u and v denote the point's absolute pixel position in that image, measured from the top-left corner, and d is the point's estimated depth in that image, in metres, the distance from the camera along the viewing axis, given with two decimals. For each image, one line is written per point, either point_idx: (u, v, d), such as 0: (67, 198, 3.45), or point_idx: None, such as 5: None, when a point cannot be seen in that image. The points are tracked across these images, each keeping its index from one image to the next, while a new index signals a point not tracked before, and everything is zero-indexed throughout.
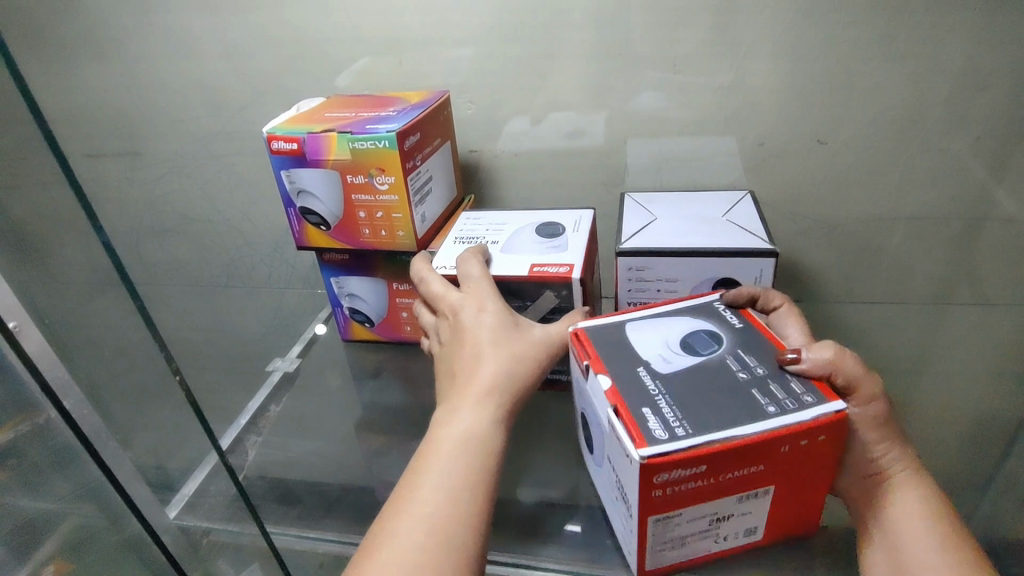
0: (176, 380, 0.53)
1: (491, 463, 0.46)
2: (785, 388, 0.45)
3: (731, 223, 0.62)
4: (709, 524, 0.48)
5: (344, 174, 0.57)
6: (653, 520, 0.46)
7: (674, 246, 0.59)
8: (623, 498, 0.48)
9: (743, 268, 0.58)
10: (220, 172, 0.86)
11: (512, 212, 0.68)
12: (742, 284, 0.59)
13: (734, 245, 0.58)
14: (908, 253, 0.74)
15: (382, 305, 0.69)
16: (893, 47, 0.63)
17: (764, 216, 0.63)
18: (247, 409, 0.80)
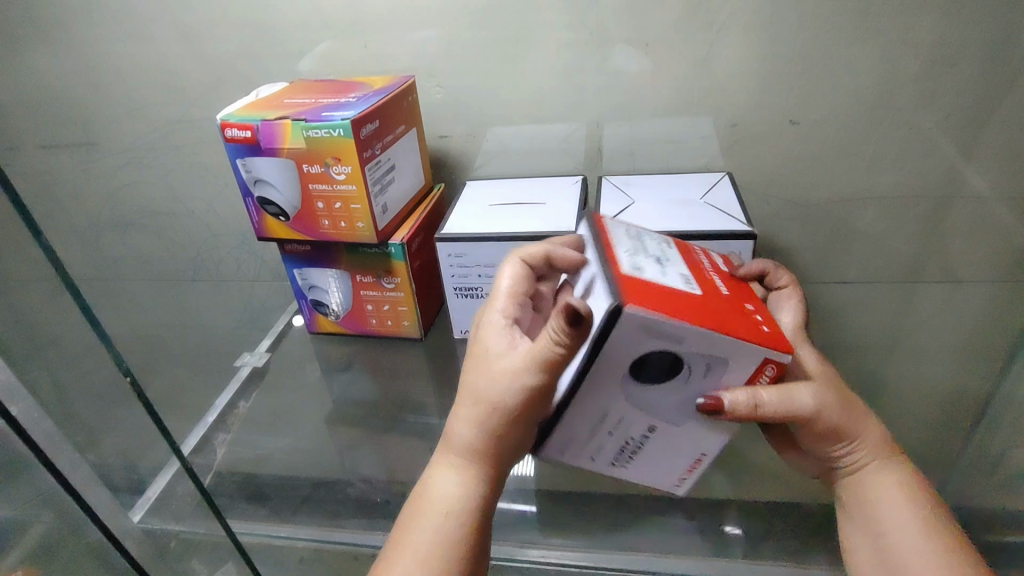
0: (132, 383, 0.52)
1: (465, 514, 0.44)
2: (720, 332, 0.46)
3: (709, 206, 0.61)
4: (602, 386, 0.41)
5: (300, 163, 0.55)
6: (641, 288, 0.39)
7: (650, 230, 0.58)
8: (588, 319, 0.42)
9: (721, 251, 0.57)
10: (183, 163, 0.84)
11: (493, 245, 0.60)
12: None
13: (711, 228, 0.57)
14: (878, 231, 0.74)
15: (346, 297, 0.66)
16: (862, 26, 0.63)
17: (741, 198, 0.63)
18: (215, 406, 0.78)
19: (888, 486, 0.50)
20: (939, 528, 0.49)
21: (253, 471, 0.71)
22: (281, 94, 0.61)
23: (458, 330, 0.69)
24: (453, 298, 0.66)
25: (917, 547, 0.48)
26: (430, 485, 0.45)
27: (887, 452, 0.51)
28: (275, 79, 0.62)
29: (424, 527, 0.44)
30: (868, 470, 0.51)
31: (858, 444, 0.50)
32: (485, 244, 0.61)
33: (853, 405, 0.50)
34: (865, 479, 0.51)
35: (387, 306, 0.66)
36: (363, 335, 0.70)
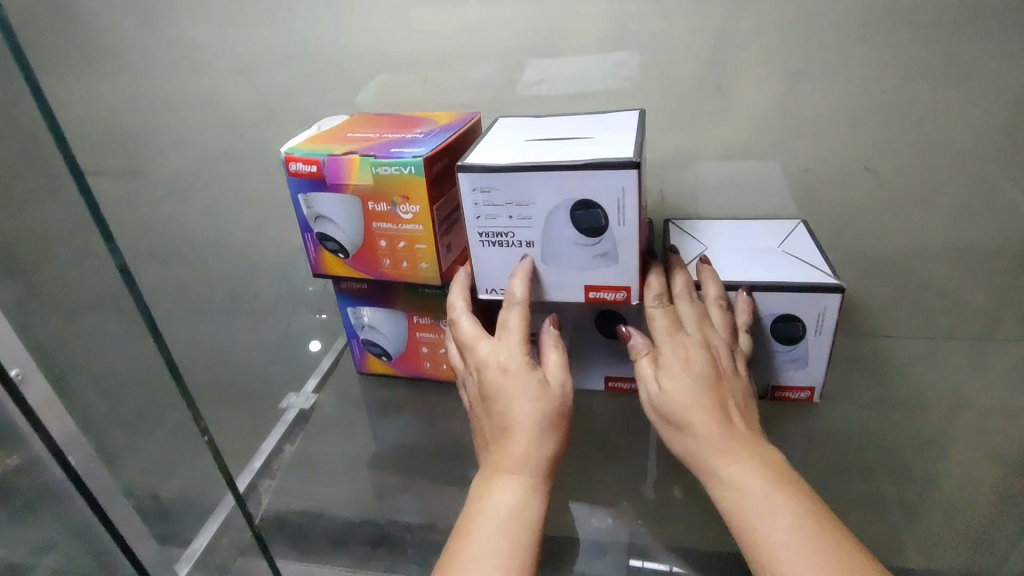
0: (204, 438, 0.64)
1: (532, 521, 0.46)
2: (574, 215, 0.49)
3: (789, 255, 0.58)
4: (499, 221, 0.50)
5: (365, 200, 0.53)
6: (600, 215, 0.48)
7: (730, 279, 0.55)
8: (526, 213, 0.50)
9: (805, 304, 0.54)
10: (227, 194, 0.82)
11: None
12: (802, 321, 0.55)
13: (798, 279, 0.54)
14: (952, 284, 0.70)
15: (401, 339, 0.63)
16: (943, 74, 0.60)
17: (822, 249, 0.60)
18: (261, 451, 0.76)
19: (734, 481, 0.45)
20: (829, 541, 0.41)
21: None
22: (341, 126, 0.59)
23: None
24: None
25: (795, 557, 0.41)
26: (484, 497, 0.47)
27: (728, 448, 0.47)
28: (336, 112, 0.60)
29: (480, 530, 0.45)
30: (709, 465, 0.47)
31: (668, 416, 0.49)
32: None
33: (692, 393, 0.48)
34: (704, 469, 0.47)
35: (444, 349, 0.63)
36: (414, 378, 0.67)
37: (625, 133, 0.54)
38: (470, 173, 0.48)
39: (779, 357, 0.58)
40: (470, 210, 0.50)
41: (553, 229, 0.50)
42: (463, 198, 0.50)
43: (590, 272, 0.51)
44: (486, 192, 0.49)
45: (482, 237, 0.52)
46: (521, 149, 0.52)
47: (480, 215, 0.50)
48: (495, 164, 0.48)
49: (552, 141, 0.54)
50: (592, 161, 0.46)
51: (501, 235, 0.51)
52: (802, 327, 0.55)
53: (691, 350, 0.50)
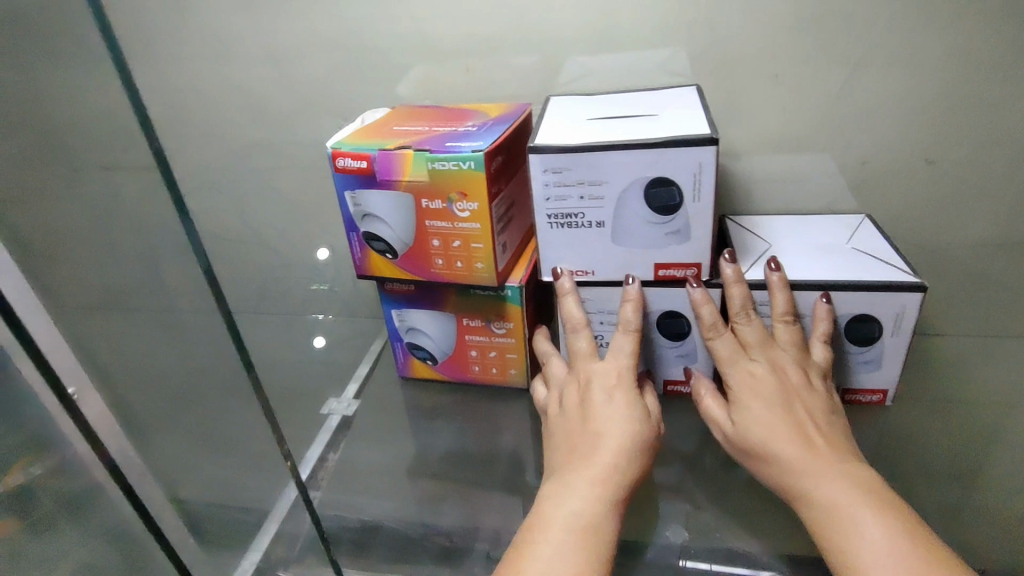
0: (288, 462, 0.67)
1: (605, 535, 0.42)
2: (649, 194, 0.47)
3: (860, 252, 0.56)
4: (570, 202, 0.49)
5: (419, 197, 0.50)
6: (677, 193, 0.47)
7: (804, 277, 0.52)
8: (598, 193, 0.48)
9: (887, 302, 0.51)
10: (254, 191, 0.79)
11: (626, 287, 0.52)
12: (879, 321, 0.52)
13: (875, 277, 0.51)
14: (1013, 280, 0.68)
15: (448, 342, 0.60)
16: (1014, 60, 0.58)
17: (896, 246, 0.57)
18: (306, 460, 0.70)
19: (816, 497, 0.44)
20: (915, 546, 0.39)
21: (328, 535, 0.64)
22: (386, 119, 0.57)
23: None
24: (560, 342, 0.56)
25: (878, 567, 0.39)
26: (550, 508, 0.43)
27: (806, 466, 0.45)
28: (379, 105, 0.58)
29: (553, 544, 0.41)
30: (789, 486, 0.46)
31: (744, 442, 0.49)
32: (616, 286, 0.52)
33: (763, 421, 0.48)
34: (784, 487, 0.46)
35: (494, 353, 0.59)
36: (462, 383, 0.64)
37: (689, 111, 0.51)
38: (543, 154, 0.47)
39: (849, 358, 0.55)
40: (539, 191, 0.49)
41: (627, 209, 0.48)
42: (533, 180, 0.48)
43: (660, 250, 0.50)
44: (557, 172, 0.48)
45: (549, 219, 0.50)
46: (584, 128, 0.50)
47: (550, 196, 0.49)
48: (567, 144, 0.47)
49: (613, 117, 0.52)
50: (670, 138, 0.45)
51: (571, 218, 0.50)
52: (879, 327, 0.52)
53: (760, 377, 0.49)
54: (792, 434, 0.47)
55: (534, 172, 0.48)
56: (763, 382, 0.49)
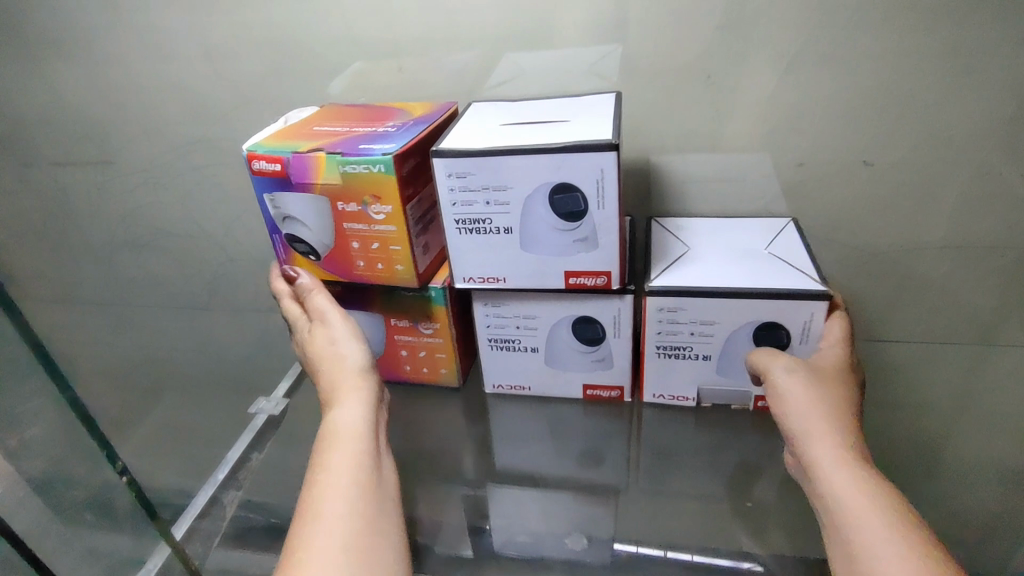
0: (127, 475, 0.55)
1: (363, 485, 0.43)
2: (553, 201, 0.48)
3: (775, 259, 0.57)
4: (477, 208, 0.50)
5: (334, 200, 0.49)
6: (582, 200, 0.48)
7: (713, 285, 0.54)
8: (503, 199, 0.49)
9: (793, 312, 0.52)
10: (199, 185, 0.79)
11: (543, 297, 0.56)
12: (787, 329, 0.54)
13: (781, 286, 0.53)
14: (954, 283, 0.67)
15: (379, 344, 0.61)
16: (949, 60, 0.57)
17: (812, 253, 0.57)
18: (226, 460, 0.71)
19: (839, 481, 0.43)
20: (918, 541, 0.39)
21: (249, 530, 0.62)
22: (308, 118, 0.56)
23: (488, 384, 0.64)
24: (485, 343, 0.61)
25: (883, 549, 0.38)
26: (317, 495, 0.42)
27: (852, 458, 0.45)
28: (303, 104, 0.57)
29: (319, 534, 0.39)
30: (818, 472, 0.45)
31: (795, 430, 0.48)
32: (533, 297, 0.56)
33: (831, 413, 0.48)
34: (814, 470, 0.45)
35: (424, 353, 0.61)
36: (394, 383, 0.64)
37: (602, 118, 0.51)
38: (445, 158, 0.48)
39: None
40: (446, 196, 0.50)
41: (533, 214, 0.49)
42: (438, 184, 0.49)
43: (569, 257, 0.51)
44: (461, 176, 0.48)
45: (458, 224, 0.51)
46: (494, 132, 0.51)
47: (456, 200, 0.50)
48: (468, 149, 0.47)
49: (527, 122, 0.52)
50: (570, 142, 0.46)
51: (479, 222, 0.51)
52: (787, 335, 0.54)
53: (829, 374, 0.51)
54: (844, 428, 0.47)
55: (439, 177, 0.49)
56: (818, 378, 0.50)
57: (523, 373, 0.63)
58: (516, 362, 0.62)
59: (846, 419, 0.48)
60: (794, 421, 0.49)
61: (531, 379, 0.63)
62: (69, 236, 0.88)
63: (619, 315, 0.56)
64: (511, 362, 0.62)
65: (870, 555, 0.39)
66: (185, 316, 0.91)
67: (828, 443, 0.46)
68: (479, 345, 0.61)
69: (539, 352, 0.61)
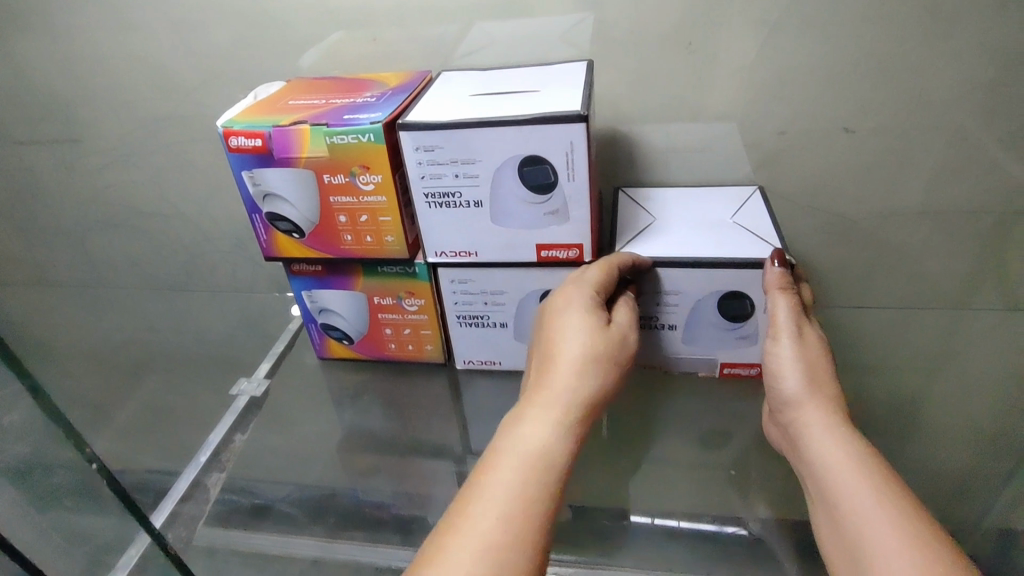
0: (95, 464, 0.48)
1: (545, 482, 0.37)
2: (524, 174, 0.46)
3: (741, 227, 0.52)
4: (445, 183, 0.47)
5: (320, 173, 0.48)
6: (555, 172, 0.46)
7: (680, 255, 0.49)
8: (473, 172, 0.46)
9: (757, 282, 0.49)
10: (172, 164, 0.77)
11: (507, 268, 0.51)
12: (751, 299, 0.50)
13: (746, 254, 0.49)
14: (932, 248, 0.68)
15: (361, 322, 0.58)
16: (929, 26, 0.57)
17: (775, 219, 0.54)
18: (207, 443, 0.68)
19: (831, 450, 0.43)
20: (910, 505, 0.38)
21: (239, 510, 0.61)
22: (275, 91, 0.54)
23: (457, 363, 0.58)
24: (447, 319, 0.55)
25: (874, 526, 0.37)
26: (512, 437, 0.39)
27: (835, 417, 0.45)
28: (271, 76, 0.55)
29: (500, 476, 0.37)
30: (806, 436, 0.45)
31: (783, 388, 0.47)
32: (495, 269, 0.51)
33: (812, 371, 0.47)
34: (804, 434, 0.45)
35: (408, 330, 0.58)
36: (379, 361, 0.61)
37: (570, 89, 0.50)
38: (412, 132, 0.45)
39: (728, 337, 0.52)
40: (413, 170, 0.47)
41: (504, 188, 0.47)
42: (405, 158, 0.46)
43: (541, 230, 0.48)
44: (429, 150, 0.46)
45: (428, 198, 0.48)
46: (461, 103, 0.48)
47: (425, 174, 0.47)
48: (436, 120, 0.45)
49: (493, 92, 0.51)
50: (539, 113, 0.44)
51: (448, 197, 0.48)
52: (751, 304, 0.50)
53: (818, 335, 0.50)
54: (827, 388, 0.46)
55: (407, 151, 0.46)
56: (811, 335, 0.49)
57: (490, 347, 0.57)
58: (480, 339, 0.57)
59: (829, 381, 0.47)
60: (777, 372, 0.48)
61: (501, 355, 0.57)
62: (38, 219, 0.85)
63: None
64: (473, 338, 0.57)
65: (861, 527, 0.38)
66: (162, 298, 0.88)
67: (804, 396, 0.46)
68: (443, 322, 0.56)
69: (505, 327, 0.55)
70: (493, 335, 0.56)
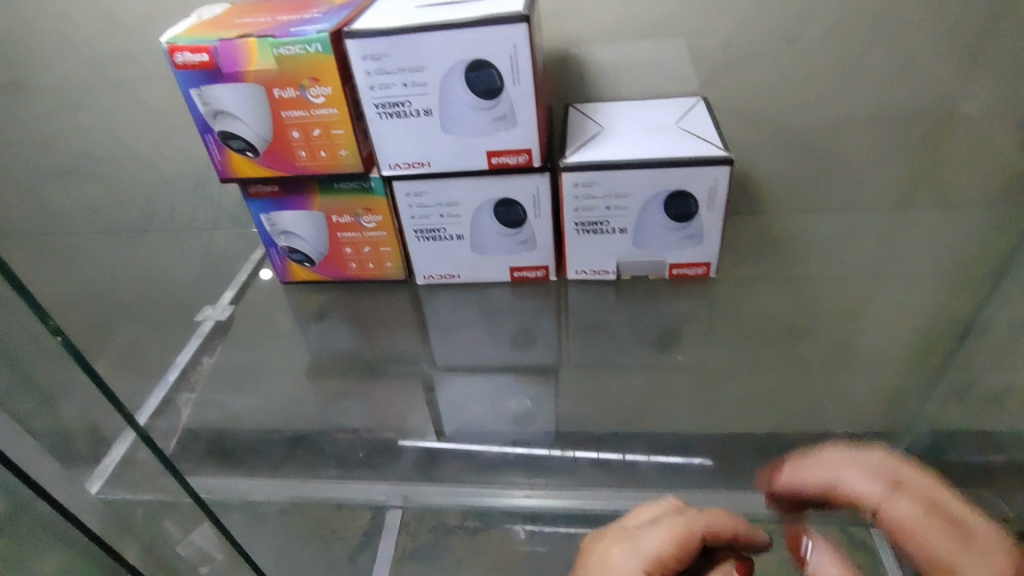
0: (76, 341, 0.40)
1: None
2: (470, 79, 0.47)
3: (684, 131, 0.55)
4: (394, 92, 0.48)
5: (270, 87, 0.49)
6: (500, 76, 0.47)
7: (625, 157, 0.52)
8: (421, 79, 0.48)
9: (697, 179, 0.51)
10: (123, 103, 0.76)
11: (460, 178, 0.53)
12: (693, 197, 0.52)
13: (688, 153, 0.51)
14: (871, 157, 0.72)
15: (322, 243, 0.59)
16: None
17: (717, 123, 0.56)
18: (175, 363, 0.67)
19: (869, 472, 0.38)
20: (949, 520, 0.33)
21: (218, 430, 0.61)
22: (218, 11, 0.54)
23: (417, 279, 0.60)
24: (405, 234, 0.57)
25: (902, 515, 0.34)
26: None
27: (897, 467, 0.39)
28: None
29: None
30: (851, 459, 0.41)
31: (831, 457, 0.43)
32: (449, 179, 0.53)
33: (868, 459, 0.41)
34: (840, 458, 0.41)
35: (369, 248, 0.59)
36: (343, 283, 0.63)
37: None
38: (359, 39, 0.46)
39: (675, 237, 0.55)
40: (362, 80, 0.48)
41: (452, 95, 0.48)
42: (353, 67, 0.47)
43: (489, 136, 0.50)
44: (376, 58, 0.47)
45: (379, 108, 0.49)
46: (406, 13, 0.49)
47: (374, 83, 0.48)
48: (382, 27, 0.46)
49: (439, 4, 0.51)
50: (482, 16, 0.45)
51: (397, 106, 0.49)
52: (694, 202, 0.52)
53: None
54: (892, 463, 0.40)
55: (355, 60, 0.47)
56: None
57: (449, 260, 0.59)
58: (438, 253, 0.59)
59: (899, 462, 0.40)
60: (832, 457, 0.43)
61: (459, 268, 0.59)
62: None
63: (539, 193, 0.53)
64: (431, 253, 0.58)
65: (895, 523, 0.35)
66: None
67: (857, 458, 0.41)
68: (402, 238, 0.57)
69: (462, 239, 0.57)
70: (451, 248, 0.58)
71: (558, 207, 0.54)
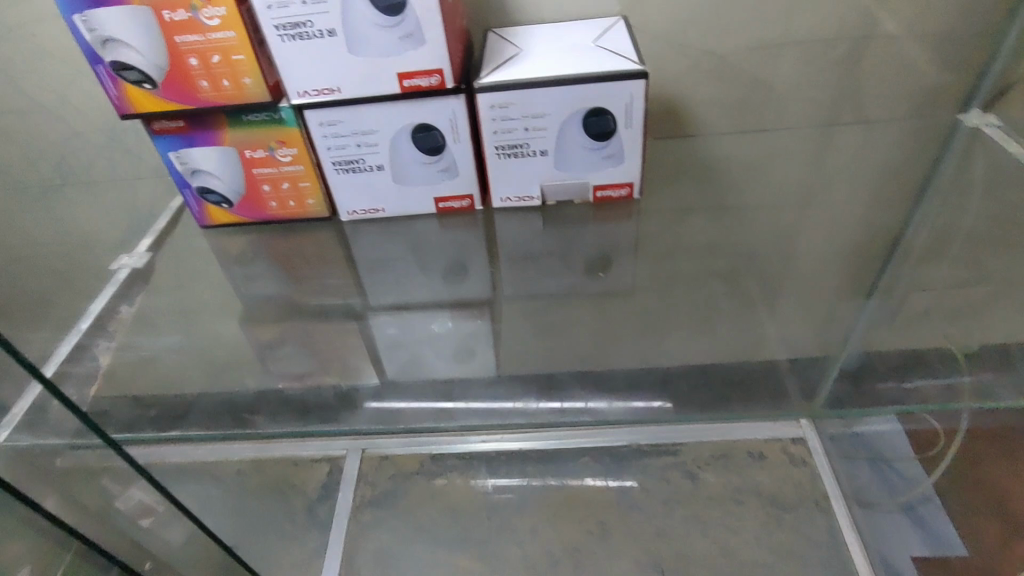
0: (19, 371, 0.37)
1: None
2: None
3: (601, 49, 0.53)
4: (293, 12, 0.46)
5: (159, 8, 0.46)
6: None
7: (540, 75, 0.51)
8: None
9: (613, 95, 0.51)
10: (14, 45, 0.70)
11: (372, 103, 0.51)
12: (612, 114, 0.52)
13: (603, 68, 0.50)
14: (798, 76, 0.72)
15: (237, 181, 0.57)
16: None
17: (636, 40, 0.55)
18: (90, 311, 0.65)
19: None
20: None
21: (145, 382, 0.59)
22: None
23: (340, 215, 0.59)
24: (322, 168, 0.55)
25: None
26: None
27: None
28: None
29: None
30: None
31: None
32: (361, 104, 0.51)
33: None
34: None
35: (287, 185, 0.57)
36: (265, 224, 0.61)
37: None
38: None
39: (597, 157, 0.55)
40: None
41: (354, 12, 0.46)
42: None
43: (398, 56, 0.48)
44: None
45: (279, 30, 0.47)
46: None
47: (270, 2, 0.46)
48: None
49: None
50: None
51: (298, 27, 0.47)
52: (613, 120, 0.52)
53: None
54: None
55: None
56: None
57: (371, 193, 0.58)
58: (358, 186, 0.57)
59: None
60: None
61: (382, 201, 0.58)
62: None
63: (456, 117, 0.52)
64: (351, 187, 0.57)
65: None
66: None
67: None
68: (321, 171, 0.56)
69: (382, 170, 0.56)
70: (371, 181, 0.57)
71: (477, 130, 0.53)
